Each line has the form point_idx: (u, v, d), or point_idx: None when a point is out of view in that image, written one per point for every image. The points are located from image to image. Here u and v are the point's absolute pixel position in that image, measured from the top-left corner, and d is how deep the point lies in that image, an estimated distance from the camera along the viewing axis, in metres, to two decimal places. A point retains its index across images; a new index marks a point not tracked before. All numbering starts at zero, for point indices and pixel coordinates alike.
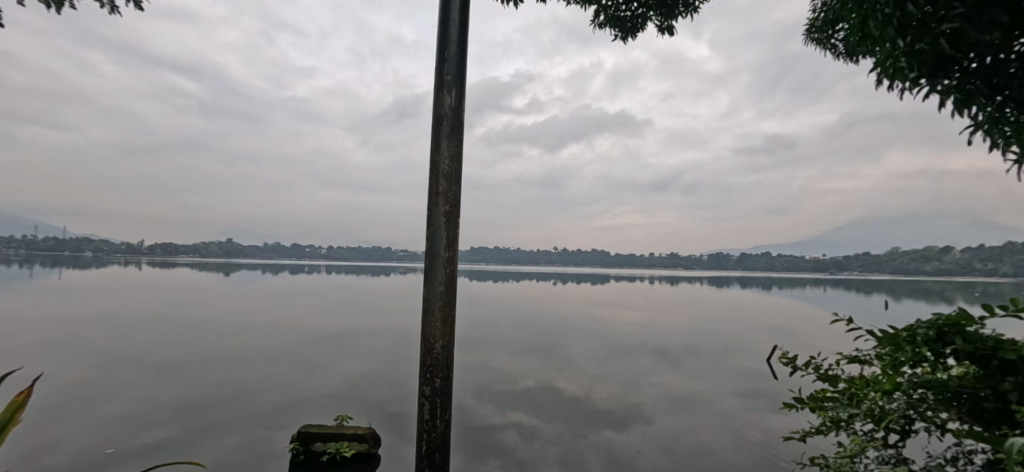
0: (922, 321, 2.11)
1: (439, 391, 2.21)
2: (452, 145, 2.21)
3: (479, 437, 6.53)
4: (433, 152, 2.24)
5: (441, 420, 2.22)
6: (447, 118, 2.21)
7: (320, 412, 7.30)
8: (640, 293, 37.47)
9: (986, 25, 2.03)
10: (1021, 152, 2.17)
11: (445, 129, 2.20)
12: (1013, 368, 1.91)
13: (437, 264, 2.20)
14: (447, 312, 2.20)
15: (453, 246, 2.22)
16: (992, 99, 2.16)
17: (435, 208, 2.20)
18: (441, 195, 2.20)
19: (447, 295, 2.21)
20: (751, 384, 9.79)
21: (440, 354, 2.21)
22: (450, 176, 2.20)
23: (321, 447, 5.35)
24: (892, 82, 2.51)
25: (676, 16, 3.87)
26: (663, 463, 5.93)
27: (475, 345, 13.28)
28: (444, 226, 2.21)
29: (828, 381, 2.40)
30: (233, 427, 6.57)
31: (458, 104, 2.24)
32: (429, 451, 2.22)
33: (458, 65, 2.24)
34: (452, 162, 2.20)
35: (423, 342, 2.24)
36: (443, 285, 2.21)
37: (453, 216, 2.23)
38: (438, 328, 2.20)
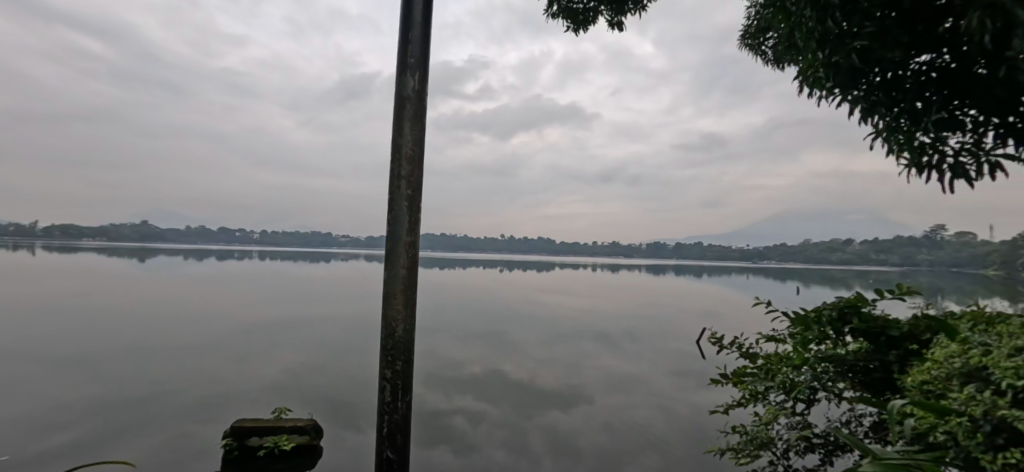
0: (827, 303, 2.46)
1: (401, 373, 2.27)
2: (418, 129, 2.25)
3: (428, 424, 6.61)
4: (395, 137, 2.26)
5: (403, 402, 2.28)
6: (412, 101, 2.24)
7: (261, 405, 7.12)
8: (582, 280, 38.51)
9: (890, 44, 2.33)
10: (910, 158, 2.52)
11: (409, 112, 2.23)
12: (896, 343, 2.25)
13: (399, 248, 2.24)
14: (410, 297, 2.26)
15: (415, 230, 2.26)
16: (891, 110, 2.49)
17: (398, 191, 2.23)
18: (404, 178, 2.24)
19: (409, 279, 2.25)
20: (684, 363, 10.51)
21: (401, 337, 2.26)
22: (412, 160, 2.24)
23: (257, 441, 5.22)
24: (813, 90, 2.82)
25: (625, 11, 4.08)
26: (603, 440, 6.31)
27: (421, 331, 13.28)
28: (406, 211, 2.24)
29: (748, 358, 2.72)
30: (159, 427, 6.23)
31: (421, 87, 2.27)
32: (391, 432, 2.27)
33: (422, 48, 2.26)
34: (415, 145, 2.23)
35: (384, 326, 2.28)
36: (405, 270, 2.24)
37: (415, 201, 2.26)
38: (399, 311, 2.25)
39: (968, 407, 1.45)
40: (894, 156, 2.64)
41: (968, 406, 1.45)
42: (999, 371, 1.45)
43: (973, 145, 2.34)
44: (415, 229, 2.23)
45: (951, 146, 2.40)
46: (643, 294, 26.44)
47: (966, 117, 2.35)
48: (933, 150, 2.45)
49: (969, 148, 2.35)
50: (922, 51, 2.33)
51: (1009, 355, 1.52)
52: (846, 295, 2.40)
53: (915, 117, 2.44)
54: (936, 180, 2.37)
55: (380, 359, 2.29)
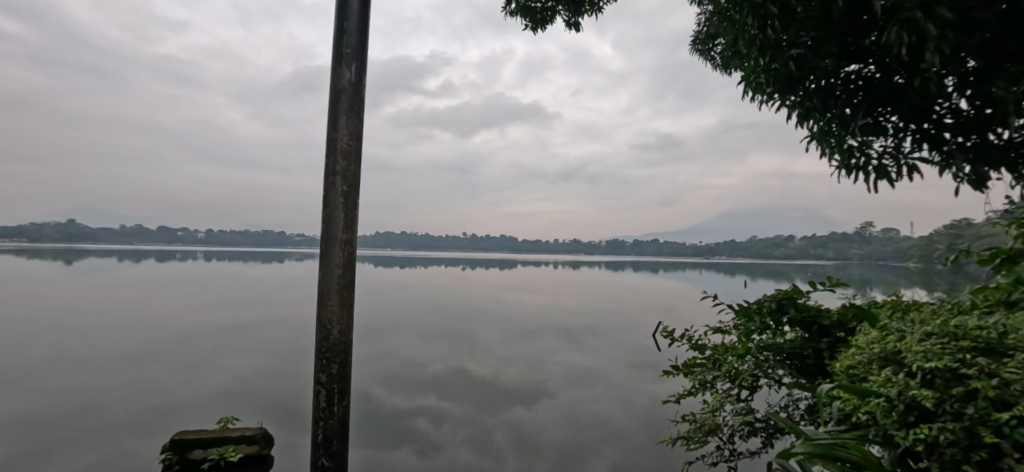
0: (767, 296, 2.63)
1: (336, 377, 2.26)
2: (353, 122, 2.24)
3: (390, 426, 6.53)
4: (330, 130, 2.25)
5: (338, 407, 2.27)
6: (347, 93, 2.23)
7: (208, 415, 6.84)
8: (543, 277, 38.93)
9: (822, 53, 2.50)
10: (840, 160, 2.72)
11: (344, 104, 2.22)
12: (827, 331, 2.44)
13: (335, 246, 2.23)
14: (346, 297, 2.25)
15: (351, 228, 2.26)
16: (824, 115, 2.68)
17: (333, 187, 2.21)
18: (339, 174, 2.22)
19: (345, 280, 2.24)
20: (642, 356, 10.84)
21: (336, 339, 2.24)
22: (348, 155, 2.22)
23: (200, 454, 4.95)
24: (755, 95, 3.00)
25: (582, 12, 4.18)
26: (565, 434, 6.44)
27: (382, 332, 13.06)
28: (342, 208, 2.23)
29: (697, 349, 2.87)
30: (95, 444, 5.87)
31: (358, 79, 2.26)
32: (326, 439, 2.26)
33: (359, 39, 2.26)
34: (351, 139, 2.23)
35: (319, 328, 2.26)
36: (341, 269, 2.24)
37: (352, 196, 2.24)
38: (335, 311, 2.24)
39: (884, 388, 1.56)
40: (827, 158, 2.84)
41: (884, 387, 1.56)
42: (910, 354, 1.57)
43: (894, 149, 2.56)
44: (350, 227, 2.22)
45: (875, 149, 2.61)
46: (602, 290, 27.00)
47: (889, 123, 2.56)
48: (860, 152, 2.65)
49: (891, 152, 2.57)
50: (850, 61, 2.52)
51: (919, 339, 1.65)
52: (784, 287, 2.58)
53: (844, 122, 2.63)
54: (863, 180, 2.58)
55: (315, 363, 2.28)
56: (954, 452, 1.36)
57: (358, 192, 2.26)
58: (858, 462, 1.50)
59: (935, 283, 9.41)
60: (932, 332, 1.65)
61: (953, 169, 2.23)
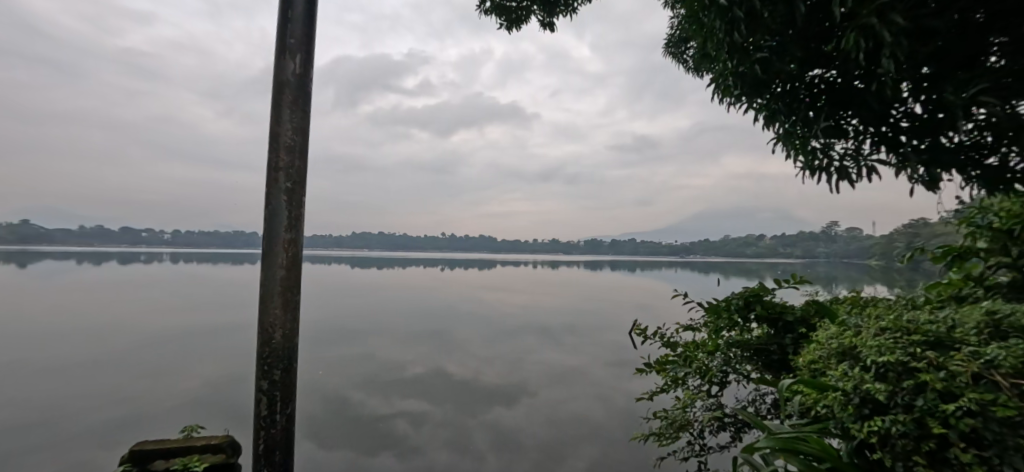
0: (735, 293, 2.69)
1: (278, 384, 2.23)
2: (299, 115, 2.21)
3: (368, 430, 6.45)
4: (273, 123, 2.21)
5: (281, 415, 2.24)
6: (291, 85, 2.19)
7: (174, 424, 6.64)
8: (523, 277, 39.05)
9: (786, 58, 2.57)
10: (805, 162, 2.81)
11: (288, 96, 2.18)
12: (792, 327, 2.51)
13: (278, 246, 2.19)
14: (288, 299, 2.22)
15: (296, 228, 2.23)
16: (789, 118, 2.76)
17: (275, 184, 2.17)
18: (283, 170, 2.18)
19: (289, 281, 2.21)
20: (620, 353, 10.98)
21: (279, 343, 2.21)
22: (292, 149, 2.19)
23: (162, 464, 4.54)
24: (724, 97, 3.06)
25: (556, 13, 4.21)
26: (545, 433, 6.46)
27: (360, 334, 12.90)
28: (285, 206, 2.20)
29: (669, 346, 2.91)
30: (54, 456, 5.63)
31: (302, 71, 2.23)
32: (268, 449, 2.23)
33: (303, 30, 2.23)
34: (295, 134, 2.19)
35: (261, 332, 2.22)
36: (284, 270, 2.20)
37: (296, 193, 2.21)
38: (278, 314, 2.21)
39: (842, 382, 1.61)
40: (793, 159, 2.93)
41: (841, 381, 1.60)
42: (865, 349, 1.62)
43: (854, 151, 2.65)
44: (294, 226, 2.19)
45: (837, 151, 2.70)
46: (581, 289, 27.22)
47: (849, 126, 2.65)
48: (822, 154, 2.74)
49: (851, 154, 2.66)
50: (814, 66, 2.59)
51: (875, 333, 1.70)
52: (751, 284, 2.64)
53: (807, 125, 2.72)
54: (826, 181, 2.66)
55: (257, 369, 2.24)
56: (906, 443, 1.40)
57: (302, 189, 2.23)
58: (817, 454, 1.54)
59: (898, 280, 9.82)
60: (886, 326, 1.71)
61: (909, 171, 2.32)
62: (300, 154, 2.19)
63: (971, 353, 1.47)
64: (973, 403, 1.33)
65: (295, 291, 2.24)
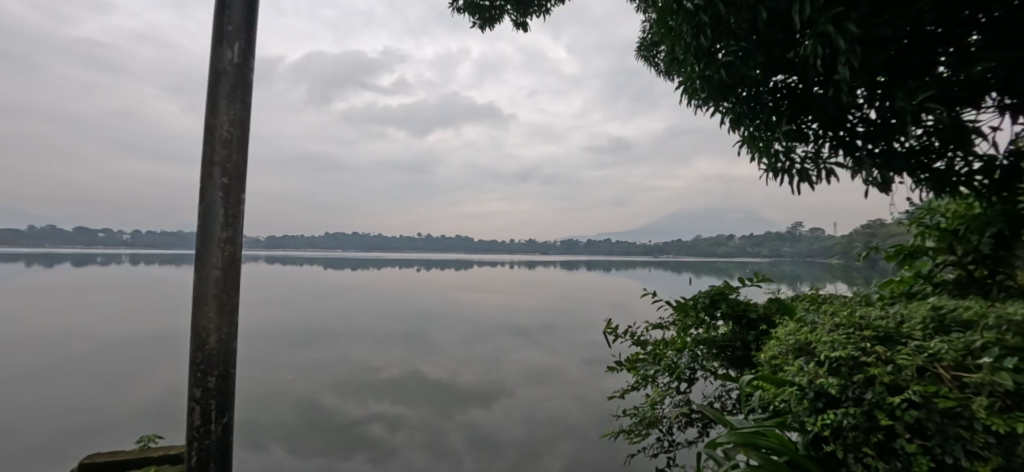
0: (702, 292, 2.75)
1: (212, 392, 2.15)
2: (237, 107, 2.12)
3: (342, 435, 6.34)
4: (208, 114, 2.11)
5: (215, 425, 2.16)
6: (228, 74, 2.11)
7: (132, 434, 6.40)
8: (500, 277, 39.06)
9: (750, 63, 2.64)
10: (768, 164, 2.90)
11: (225, 87, 2.10)
12: (755, 324, 2.58)
13: (212, 246, 2.10)
14: (225, 301, 2.13)
15: (233, 226, 2.13)
16: (754, 121, 2.84)
17: (209, 179, 2.07)
18: (219, 164, 2.09)
19: (225, 282, 2.12)
20: (595, 352, 11.11)
21: (213, 348, 2.12)
22: (229, 143, 2.10)
23: None
24: (692, 99, 3.12)
25: (530, 13, 4.22)
26: (522, 433, 6.48)
27: (334, 336, 12.69)
28: (220, 203, 2.09)
29: (639, 344, 2.96)
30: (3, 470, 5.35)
31: (241, 59, 2.14)
32: (201, 461, 2.14)
33: (244, 18, 2.14)
34: (233, 127, 2.11)
35: (194, 336, 2.12)
36: (219, 271, 2.10)
37: (232, 189, 2.11)
38: (213, 318, 2.11)
39: (797, 377, 1.66)
40: (757, 161, 3.01)
41: (798, 376, 1.65)
42: (819, 344, 1.68)
43: (815, 154, 2.75)
44: (230, 224, 2.10)
45: (798, 154, 2.79)
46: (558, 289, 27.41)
47: (809, 130, 2.74)
48: (784, 157, 2.83)
49: (811, 157, 2.75)
50: (776, 71, 2.67)
51: (829, 329, 1.77)
52: (717, 283, 2.70)
53: (770, 129, 2.80)
54: (787, 183, 2.75)
55: (190, 376, 2.14)
56: (856, 435, 1.46)
57: (239, 184, 2.13)
58: (775, 448, 1.59)
59: (858, 278, 10.26)
60: (840, 322, 1.78)
61: (864, 174, 2.41)
62: (238, 148, 2.10)
63: (916, 347, 1.54)
64: (916, 395, 1.39)
65: (231, 293, 2.15)
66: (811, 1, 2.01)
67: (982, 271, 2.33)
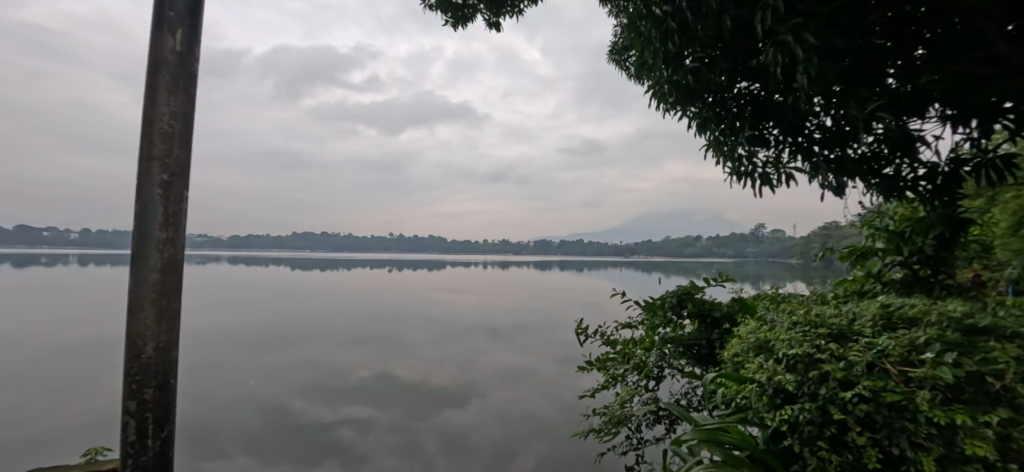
0: (669, 292, 2.83)
1: (150, 405, 1.97)
2: (179, 98, 1.98)
3: (310, 441, 6.19)
4: (146, 107, 1.95)
5: (154, 440, 2.00)
6: (168, 63, 1.96)
7: (80, 448, 6.09)
8: (473, 277, 38.93)
9: (715, 70, 2.72)
10: (733, 167, 2.99)
11: (165, 76, 1.95)
12: (720, 323, 2.66)
13: (150, 249, 1.94)
14: (164, 307, 1.96)
15: (173, 226, 1.98)
16: (719, 126, 2.93)
17: (148, 176, 1.92)
18: (158, 160, 1.94)
19: (163, 286, 1.96)
20: (568, 351, 11.21)
21: (150, 357, 1.94)
22: (169, 138, 1.95)
23: None
24: (660, 104, 3.20)
25: (503, 12, 4.23)
26: (496, 433, 6.49)
27: (302, 339, 12.40)
28: (160, 201, 1.95)
29: (609, 344, 3.00)
30: None
31: (184, 47, 2.00)
32: None
33: (189, 4, 2.02)
34: (174, 120, 1.96)
35: (128, 345, 1.94)
36: (157, 274, 1.95)
37: (173, 187, 1.97)
38: (149, 325, 1.94)
39: (758, 375, 1.72)
40: (722, 165, 3.11)
41: (758, 374, 1.71)
42: (779, 343, 1.73)
43: (776, 159, 2.85)
44: (171, 224, 1.96)
45: (760, 159, 2.89)
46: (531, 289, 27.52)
47: (771, 135, 2.84)
48: (747, 162, 2.93)
49: (772, 161, 2.86)
50: (739, 78, 2.76)
51: (787, 328, 1.84)
52: (683, 283, 2.78)
53: (734, 134, 2.89)
54: (750, 186, 2.85)
55: (122, 388, 1.95)
56: (812, 429, 1.52)
57: (181, 182, 2.00)
58: (737, 443, 1.64)
59: (817, 277, 10.73)
60: (798, 321, 1.85)
61: (820, 178, 2.52)
62: (179, 143, 1.96)
63: (866, 344, 1.62)
64: (866, 391, 1.45)
65: (172, 298, 1.99)
66: (771, 12, 2.08)
67: (926, 270, 2.47)
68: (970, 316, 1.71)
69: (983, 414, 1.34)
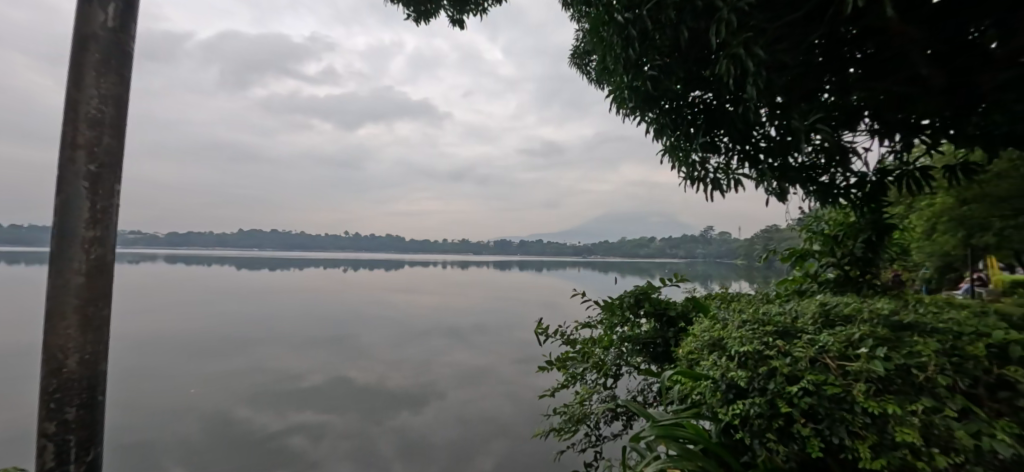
0: (627, 292, 2.92)
1: (72, 426, 1.78)
2: (110, 80, 1.80)
3: (256, 450, 5.92)
4: (70, 89, 1.76)
5: (77, 464, 1.80)
6: (97, 41, 1.77)
7: None
8: (432, 277, 38.49)
9: (672, 78, 2.82)
10: (687, 172, 3.11)
11: (93, 55, 1.76)
12: (675, 322, 2.77)
13: (73, 248, 1.75)
14: (90, 315, 1.78)
15: (102, 224, 1.79)
16: (675, 132, 3.04)
17: (72, 164, 1.73)
18: (84, 148, 1.75)
19: (89, 291, 1.78)
20: (526, 350, 11.32)
21: (73, 372, 1.76)
22: (97, 124, 1.77)
23: None
24: (620, 108, 3.28)
25: (466, 10, 4.22)
26: (453, 434, 6.45)
27: (251, 343, 11.87)
28: (86, 195, 1.75)
29: (568, 344, 3.06)
30: None
31: (117, 26, 1.81)
32: None
33: None
34: (102, 106, 1.78)
35: (46, 358, 1.75)
36: (82, 278, 1.76)
37: (101, 180, 1.78)
38: (73, 336, 1.76)
39: (712, 371, 1.80)
40: (677, 170, 3.22)
41: (712, 370, 1.79)
42: (730, 341, 1.83)
43: (726, 165, 2.99)
44: (99, 221, 1.76)
45: (711, 165, 3.03)
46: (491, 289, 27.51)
47: (722, 142, 2.98)
48: (700, 167, 3.06)
49: (723, 167, 3.00)
50: (694, 87, 2.88)
51: (738, 326, 1.95)
52: (640, 284, 2.87)
53: (688, 140, 3.02)
54: (703, 191, 2.97)
55: (39, 408, 1.75)
56: (760, 422, 1.61)
57: (112, 174, 1.81)
58: (691, 437, 1.71)
59: (759, 278, 11.39)
60: (747, 319, 1.96)
61: (766, 184, 2.66)
62: (109, 131, 1.78)
63: (808, 340, 1.74)
64: (810, 384, 1.55)
65: (99, 304, 1.81)
66: (725, 25, 2.18)
67: (857, 271, 2.68)
68: (896, 313, 1.87)
69: (909, 403, 1.47)
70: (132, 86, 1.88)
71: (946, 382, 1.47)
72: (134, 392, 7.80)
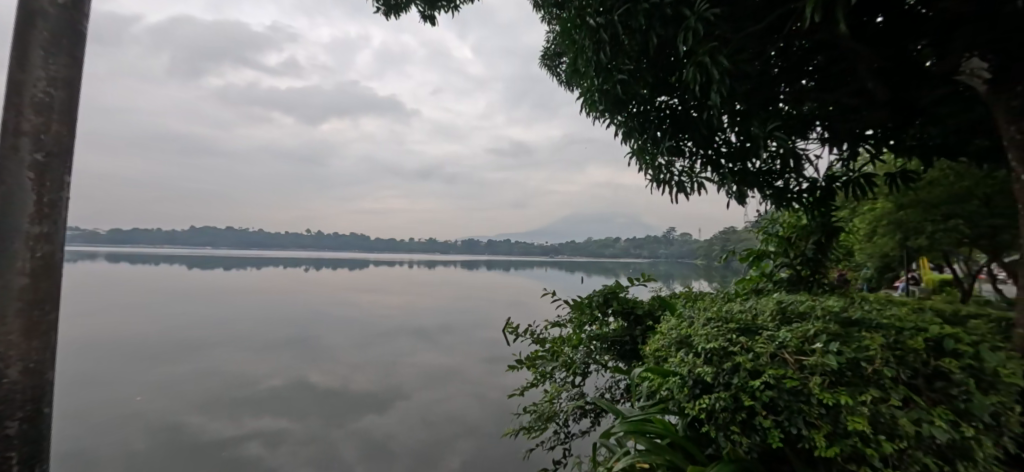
0: (596, 291, 2.99)
1: (12, 442, 1.66)
2: (60, 62, 1.70)
3: (210, 459, 5.68)
4: (13, 69, 1.65)
5: None
6: (45, 18, 1.66)
7: None
8: (397, 277, 37.92)
9: (640, 83, 2.89)
10: (654, 174, 3.21)
11: (40, 35, 1.65)
12: (641, 320, 2.86)
13: (16, 244, 1.63)
14: (34, 319, 1.67)
15: (49, 219, 1.69)
16: (642, 135, 3.13)
17: (15, 153, 1.62)
18: (29, 135, 1.65)
19: (33, 293, 1.67)
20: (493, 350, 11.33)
21: (14, 383, 1.64)
22: (44, 109, 1.67)
23: None
24: (590, 110, 3.34)
25: (437, 7, 4.19)
26: (419, 436, 6.38)
27: (206, 347, 11.37)
28: (31, 186, 1.65)
29: (538, 342, 3.09)
30: None
31: (67, 6, 1.71)
32: None
33: None
34: (50, 90, 1.67)
35: None
36: (26, 278, 1.65)
37: (47, 170, 1.67)
38: (15, 343, 1.64)
39: (679, 367, 1.87)
40: (645, 172, 3.32)
41: (679, 367, 1.86)
42: (695, 338, 1.91)
43: (690, 168, 3.10)
44: (45, 215, 1.66)
45: (676, 168, 3.14)
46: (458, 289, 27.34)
47: (686, 147, 3.09)
48: (666, 171, 3.16)
49: (687, 170, 3.11)
50: (661, 92, 2.97)
51: (703, 323, 2.03)
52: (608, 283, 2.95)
53: (655, 143, 3.12)
54: (669, 193, 3.07)
55: None
56: (725, 415, 1.69)
57: (60, 164, 1.71)
58: (659, 432, 1.78)
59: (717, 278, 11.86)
60: (711, 317, 2.05)
61: (727, 188, 2.78)
62: (57, 117, 1.68)
63: (768, 336, 1.84)
64: (771, 378, 1.63)
65: (45, 307, 1.70)
66: (692, 34, 2.26)
67: (808, 271, 2.84)
68: (845, 309, 2.00)
69: (859, 394, 1.57)
70: (85, 69, 1.78)
71: (891, 374, 1.58)
72: (76, 400, 7.34)
